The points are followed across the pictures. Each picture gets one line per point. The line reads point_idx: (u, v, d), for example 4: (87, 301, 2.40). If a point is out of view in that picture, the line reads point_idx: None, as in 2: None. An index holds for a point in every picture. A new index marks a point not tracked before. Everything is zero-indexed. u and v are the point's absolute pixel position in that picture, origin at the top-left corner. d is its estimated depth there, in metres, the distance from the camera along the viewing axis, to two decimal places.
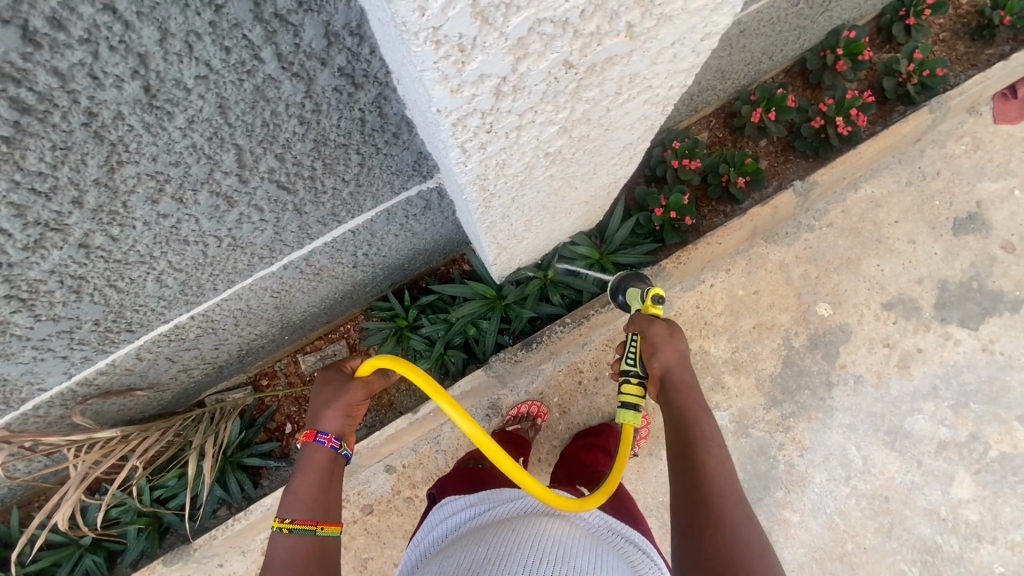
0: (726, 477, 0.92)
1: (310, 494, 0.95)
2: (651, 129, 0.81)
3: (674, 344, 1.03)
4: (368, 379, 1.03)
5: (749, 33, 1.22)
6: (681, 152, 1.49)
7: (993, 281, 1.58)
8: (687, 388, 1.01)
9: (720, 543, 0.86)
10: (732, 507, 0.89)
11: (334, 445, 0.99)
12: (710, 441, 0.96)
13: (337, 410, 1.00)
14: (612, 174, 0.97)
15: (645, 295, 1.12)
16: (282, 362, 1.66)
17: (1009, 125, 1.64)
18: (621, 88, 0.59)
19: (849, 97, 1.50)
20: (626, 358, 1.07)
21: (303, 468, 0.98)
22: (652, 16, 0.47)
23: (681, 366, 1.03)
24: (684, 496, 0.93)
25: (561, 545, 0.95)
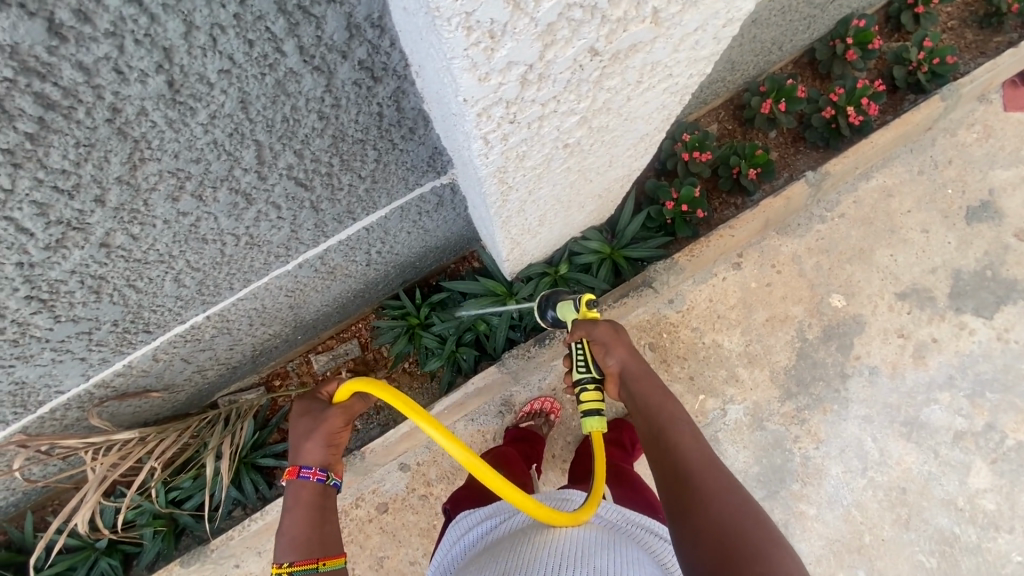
0: (701, 450, 0.90)
1: (305, 527, 0.95)
2: (668, 119, 0.81)
3: (622, 339, 1.05)
4: (346, 404, 1.05)
5: (760, 22, 1.21)
6: (690, 145, 1.49)
7: (1007, 269, 1.57)
8: (647, 377, 1.02)
9: (709, 512, 0.80)
10: (714, 474, 0.86)
11: (321, 478, 1.00)
12: (679, 422, 0.95)
13: (316, 440, 1.01)
14: (627, 167, 0.96)
15: (577, 304, 1.12)
16: (294, 363, 1.66)
17: (1019, 112, 1.64)
18: (642, 77, 0.59)
19: (859, 87, 1.49)
20: (577, 366, 1.06)
21: (291, 507, 0.99)
22: (678, 1, 0.47)
23: (636, 358, 1.04)
24: (665, 478, 0.89)
25: (579, 546, 0.94)
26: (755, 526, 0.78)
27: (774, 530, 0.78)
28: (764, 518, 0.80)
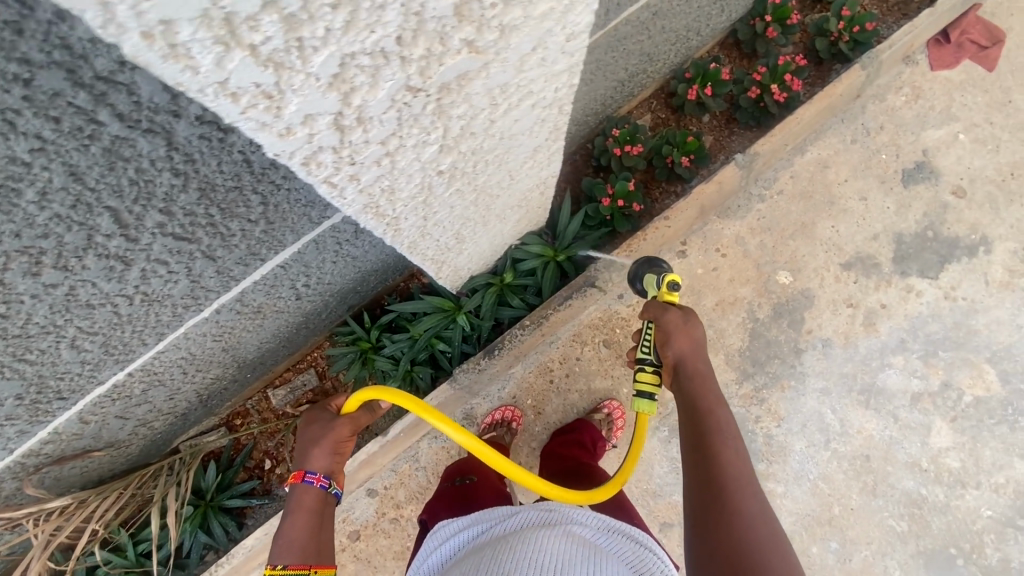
0: (742, 468, 0.94)
1: (302, 533, 0.97)
2: (557, 129, 0.80)
3: (689, 333, 1.06)
4: (354, 415, 1.11)
5: (663, 13, 1.18)
6: (621, 139, 1.49)
7: (948, 227, 1.58)
8: (703, 379, 1.03)
9: (734, 534, 0.87)
10: (748, 499, 0.90)
11: (323, 484, 1.03)
12: (725, 432, 0.97)
13: (323, 448, 1.05)
14: (534, 176, 0.95)
15: (662, 282, 1.16)
16: (253, 400, 1.66)
17: (946, 70, 1.64)
18: (495, 100, 0.58)
19: (781, 63, 1.50)
20: (642, 346, 1.10)
21: (293, 510, 1.01)
22: (492, 28, 0.46)
23: (696, 357, 1.05)
24: (699, 482, 0.94)
25: (558, 559, 0.91)
26: (774, 558, 0.84)
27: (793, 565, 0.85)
28: (786, 552, 0.86)
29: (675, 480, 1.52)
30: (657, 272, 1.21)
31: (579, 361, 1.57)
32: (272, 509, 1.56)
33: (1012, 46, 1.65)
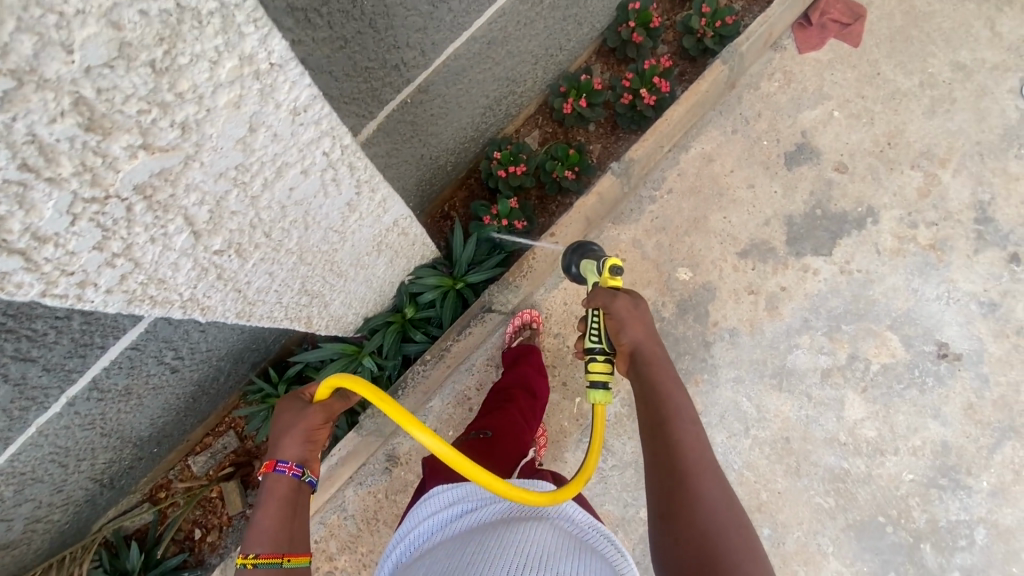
0: (703, 452, 0.88)
1: (275, 524, 0.90)
2: (361, 183, 0.80)
3: (640, 319, 0.99)
4: (327, 402, 1.02)
5: (503, 41, 1.17)
6: (504, 160, 1.51)
7: (835, 203, 1.62)
8: (659, 364, 0.97)
9: (696, 522, 0.81)
10: (711, 485, 0.85)
11: (297, 473, 0.95)
12: (684, 418, 0.91)
13: (295, 434, 0.98)
14: (375, 223, 0.95)
15: (602, 265, 1.07)
16: (176, 470, 1.62)
17: (814, 52, 1.67)
18: None
19: (647, 68, 1.52)
20: (590, 334, 1.03)
21: (263, 501, 0.93)
22: (171, 125, 0.54)
23: (652, 342, 0.98)
24: (660, 473, 0.88)
25: (546, 551, 0.83)
26: (738, 544, 0.79)
27: (757, 549, 0.80)
28: (749, 535, 0.82)
29: (604, 490, 1.52)
30: (596, 259, 1.12)
31: None
32: None
33: (874, 19, 1.69)
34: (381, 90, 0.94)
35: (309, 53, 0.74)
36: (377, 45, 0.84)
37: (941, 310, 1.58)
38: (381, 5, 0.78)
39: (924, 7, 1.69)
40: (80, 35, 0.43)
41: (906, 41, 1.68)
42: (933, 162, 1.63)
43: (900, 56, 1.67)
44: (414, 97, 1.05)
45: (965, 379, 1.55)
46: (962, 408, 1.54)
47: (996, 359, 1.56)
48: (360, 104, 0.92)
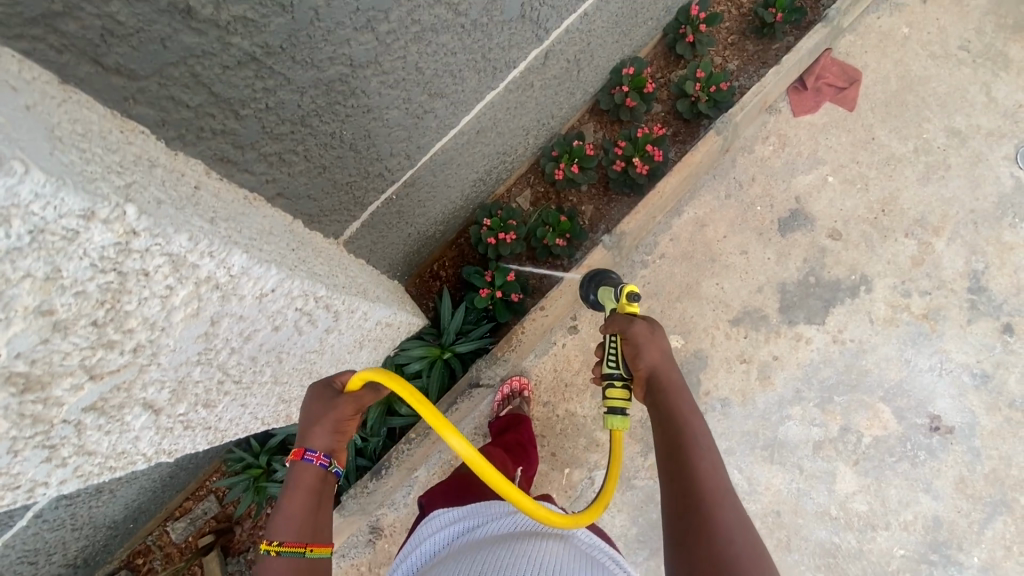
0: (721, 481, 0.78)
1: (300, 516, 0.76)
2: (339, 313, 0.77)
3: (658, 343, 0.90)
4: (357, 393, 0.83)
5: (493, 126, 1.14)
6: (494, 227, 1.47)
7: (828, 270, 1.60)
8: (675, 387, 0.88)
9: (715, 554, 0.70)
10: (730, 515, 0.74)
11: (324, 463, 0.78)
12: (701, 442, 0.81)
13: (325, 422, 0.80)
14: (356, 330, 0.91)
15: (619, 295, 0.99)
16: (153, 535, 1.55)
17: (808, 115, 1.65)
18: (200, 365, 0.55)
19: (640, 135, 1.50)
20: (607, 360, 0.93)
21: (286, 488, 0.78)
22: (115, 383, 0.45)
23: (668, 366, 0.89)
24: (675, 502, 0.77)
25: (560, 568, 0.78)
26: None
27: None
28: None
29: None
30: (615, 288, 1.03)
31: None
32: None
33: (869, 83, 1.67)
34: (364, 196, 0.91)
35: (284, 188, 0.70)
36: (359, 161, 0.80)
37: (934, 381, 1.57)
38: (362, 130, 0.74)
39: (919, 71, 1.67)
40: (2, 332, 0.34)
41: (901, 106, 1.66)
42: (927, 229, 1.62)
43: (895, 121, 1.66)
44: (400, 193, 1.02)
45: (957, 453, 1.54)
46: (953, 482, 1.53)
47: (989, 432, 1.55)
48: (341, 213, 0.88)
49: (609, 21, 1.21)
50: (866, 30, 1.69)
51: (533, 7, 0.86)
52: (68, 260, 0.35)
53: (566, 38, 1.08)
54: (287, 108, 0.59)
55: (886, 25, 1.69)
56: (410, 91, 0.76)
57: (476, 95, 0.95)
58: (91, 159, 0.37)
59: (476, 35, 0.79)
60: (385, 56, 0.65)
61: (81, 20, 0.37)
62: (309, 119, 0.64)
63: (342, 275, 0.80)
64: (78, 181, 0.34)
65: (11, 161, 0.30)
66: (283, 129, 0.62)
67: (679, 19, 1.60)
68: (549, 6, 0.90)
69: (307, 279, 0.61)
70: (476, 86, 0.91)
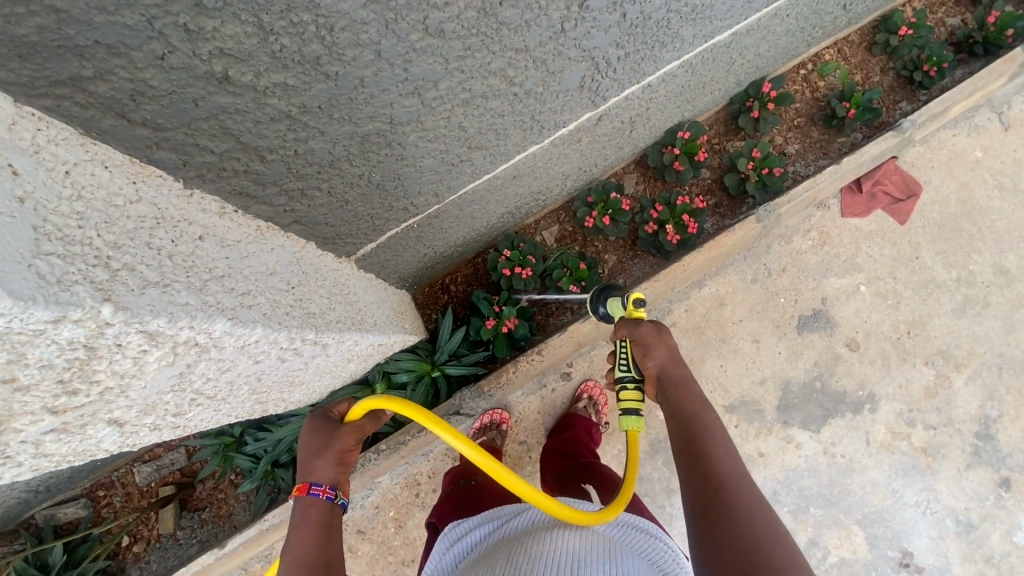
0: (733, 464, 0.76)
1: (313, 551, 0.84)
2: (328, 344, 0.76)
3: (667, 342, 0.87)
4: (357, 424, 1.00)
5: (532, 171, 1.12)
6: (512, 259, 1.45)
7: (837, 380, 1.56)
8: (686, 382, 0.86)
9: (736, 534, 0.68)
10: (746, 495, 0.72)
11: (331, 495, 0.91)
12: (713, 430, 0.80)
13: (327, 458, 0.94)
14: (346, 352, 0.91)
15: (625, 301, 0.95)
16: (119, 472, 1.57)
17: (856, 218, 1.60)
18: (167, 394, 0.55)
19: (680, 202, 1.46)
20: (618, 364, 0.91)
21: (296, 526, 0.88)
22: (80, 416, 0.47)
23: (677, 361, 0.88)
24: (693, 494, 0.75)
25: (579, 558, 0.79)
26: (785, 557, 0.65)
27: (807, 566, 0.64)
28: (799, 552, 0.66)
29: None
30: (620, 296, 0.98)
31: None
32: None
33: (927, 200, 1.61)
34: (384, 224, 0.90)
35: (302, 217, 0.69)
36: (384, 197, 0.79)
37: (916, 517, 1.52)
38: (392, 173, 0.73)
39: (982, 199, 1.61)
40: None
41: (954, 230, 1.60)
42: (948, 363, 1.56)
43: (943, 245, 1.60)
44: (422, 222, 1.01)
45: None
46: None
47: None
48: (357, 237, 0.88)
49: (673, 91, 1.18)
50: (938, 144, 1.62)
51: (594, 78, 0.84)
52: (36, 345, 0.33)
53: (625, 104, 1.06)
54: (317, 153, 0.59)
55: (961, 144, 1.62)
56: (448, 144, 0.75)
57: (518, 148, 0.93)
58: (73, 249, 0.35)
59: (528, 101, 0.77)
60: (428, 116, 0.64)
61: (111, 82, 0.36)
62: (338, 163, 0.63)
63: (339, 306, 0.79)
64: (51, 292, 0.31)
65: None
66: (309, 170, 0.61)
67: (749, 91, 1.55)
68: (610, 78, 0.88)
69: (297, 325, 0.60)
70: (519, 141, 0.90)
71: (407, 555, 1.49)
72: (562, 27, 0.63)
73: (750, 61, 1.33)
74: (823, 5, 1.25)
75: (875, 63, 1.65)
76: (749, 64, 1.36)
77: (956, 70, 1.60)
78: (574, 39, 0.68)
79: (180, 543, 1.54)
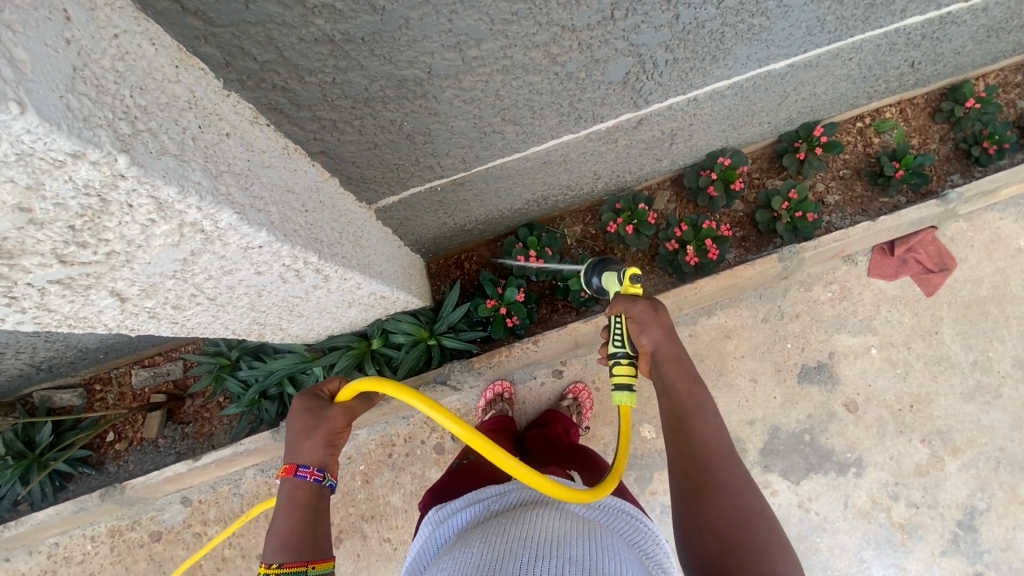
0: (723, 446, 0.77)
1: (297, 532, 0.85)
2: (329, 277, 0.79)
3: (662, 320, 0.86)
4: (350, 405, 0.98)
5: (562, 161, 1.13)
6: (528, 247, 1.47)
7: (827, 437, 1.54)
8: (681, 361, 0.85)
9: (724, 519, 0.70)
10: (734, 478, 0.74)
11: (318, 478, 0.90)
12: (706, 411, 0.81)
13: (316, 439, 0.92)
14: (347, 293, 0.94)
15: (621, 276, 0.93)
16: (118, 370, 1.64)
17: (881, 281, 1.57)
18: (169, 280, 0.59)
19: (705, 227, 1.47)
20: (613, 339, 0.88)
21: (283, 508, 0.88)
22: (87, 276, 0.51)
23: (672, 339, 0.86)
24: (681, 473, 0.77)
25: (555, 537, 0.80)
26: (768, 540, 0.68)
27: (787, 547, 0.69)
28: (780, 530, 0.71)
29: None
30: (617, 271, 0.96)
31: (423, 445, 1.54)
32: (95, 482, 1.59)
33: (959, 277, 1.57)
34: (408, 179, 0.92)
35: (330, 149, 0.73)
36: (412, 150, 0.82)
37: None
38: (423, 127, 0.76)
39: (1017, 289, 1.56)
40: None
41: (980, 314, 1.56)
42: (946, 446, 1.52)
43: (966, 326, 1.56)
44: (446, 187, 1.03)
45: None
46: None
47: None
48: (380, 185, 0.91)
49: (721, 112, 1.18)
50: (983, 224, 1.58)
51: (638, 77, 0.85)
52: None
53: (667, 113, 1.06)
54: (353, 87, 0.61)
55: (1006, 229, 1.57)
56: (482, 110, 0.77)
57: (552, 132, 0.95)
58: (103, 99, 0.34)
59: (568, 85, 0.79)
60: (466, 75, 0.67)
61: None
62: (373, 102, 0.66)
63: (347, 243, 0.82)
64: (76, 125, 0.31)
65: (11, 101, 0.27)
66: (344, 102, 0.64)
67: (799, 132, 1.53)
68: (655, 82, 0.89)
69: (302, 243, 0.63)
70: (555, 126, 0.92)
71: (367, 511, 1.53)
72: (612, 15, 0.65)
73: (804, 100, 1.32)
74: (892, 57, 1.23)
75: (936, 130, 1.62)
76: (803, 103, 1.35)
77: (1017, 153, 1.56)
78: (623, 30, 0.69)
79: (159, 450, 1.60)
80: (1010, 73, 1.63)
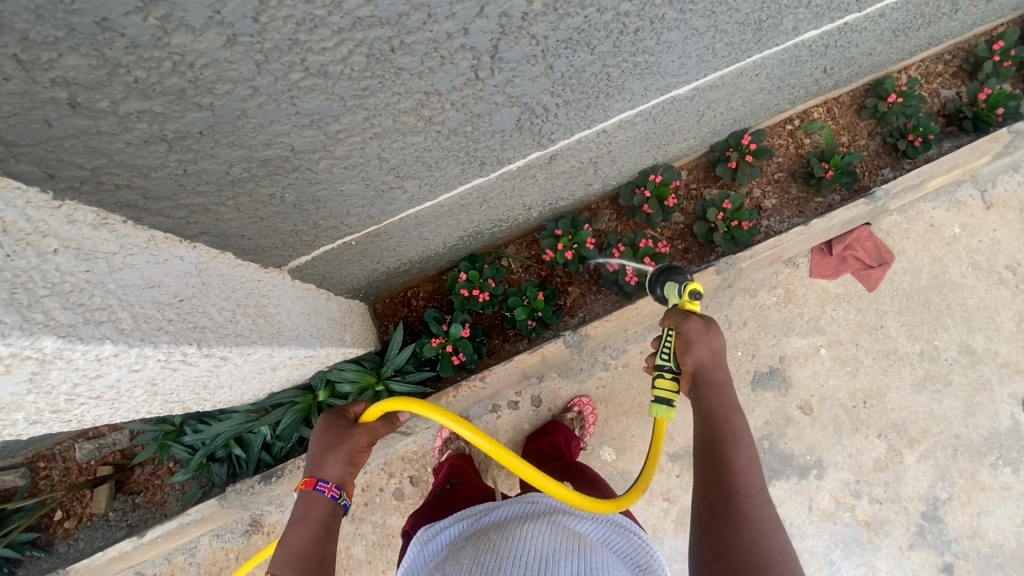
0: (755, 478, 0.74)
1: (306, 548, 0.82)
2: (229, 356, 0.76)
3: (712, 342, 0.86)
4: (372, 424, 0.98)
5: (483, 200, 1.11)
6: (469, 280, 1.44)
7: (786, 441, 1.54)
8: (723, 385, 0.83)
9: (739, 540, 0.68)
10: (762, 510, 0.70)
11: (335, 494, 0.88)
12: (741, 438, 0.78)
13: (339, 454, 0.91)
14: (263, 362, 0.91)
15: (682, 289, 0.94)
16: (61, 445, 1.58)
17: (824, 280, 1.58)
18: (26, 399, 0.56)
19: (643, 245, 1.44)
20: (659, 353, 0.90)
21: (298, 519, 0.85)
22: None
23: (717, 363, 0.85)
24: (705, 492, 0.74)
25: (546, 552, 0.77)
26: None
27: None
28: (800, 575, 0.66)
29: None
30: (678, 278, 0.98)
31: (382, 492, 1.50)
32: (46, 566, 1.52)
33: (898, 270, 1.59)
34: (314, 240, 0.90)
35: (210, 229, 0.70)
36: (305, 217, 0.80)
37: None
38: (309, 196, 0.74)
39: (955, 276, 1.58)
40: None
41: (922, 303, 1.58)
42: (902, 438, 1.53)
43: (910, 317, 1.58)
44: (363, 240, 1.01)
45: None
46: None
47: None
48: (285, 251, 0.88)
49: (637, 137, 1.18)
50: (916, 216, 1.61)
51: (532, 122, 0.84)
52: None
53: (578, 146, 1.05)
54: (212, 174, 0.59)
55: (939, 218, 1.60)
56: (369, 172, 0.75)
57: (458, 179, 0.94)
58: None
59: (456, 139, 0.78)
60: (336, 146, 0.65)
61: None
62: (242, 182, 0.64)
63: (246, 317, 0.80)
64: None
65: None
66: (208, 188, 0.62)
67: (729, 141, 1.54)
68: (552, 122, 0.88)
69: (169, 341, 0.61)
70: (459, 173, 0.91)
71: None
72: (475, 75, 0.64)
73: (723, 114, 1.32)
74: (801, 66, 1.24)
75: (863, 127, 1.63)
76: (724, 117, 1.35)
77: (943, 143, 1.58)
78: (494, 86, 0.68)
79: (110, 525, 1.54)
80: (930, 64, 1.66)
